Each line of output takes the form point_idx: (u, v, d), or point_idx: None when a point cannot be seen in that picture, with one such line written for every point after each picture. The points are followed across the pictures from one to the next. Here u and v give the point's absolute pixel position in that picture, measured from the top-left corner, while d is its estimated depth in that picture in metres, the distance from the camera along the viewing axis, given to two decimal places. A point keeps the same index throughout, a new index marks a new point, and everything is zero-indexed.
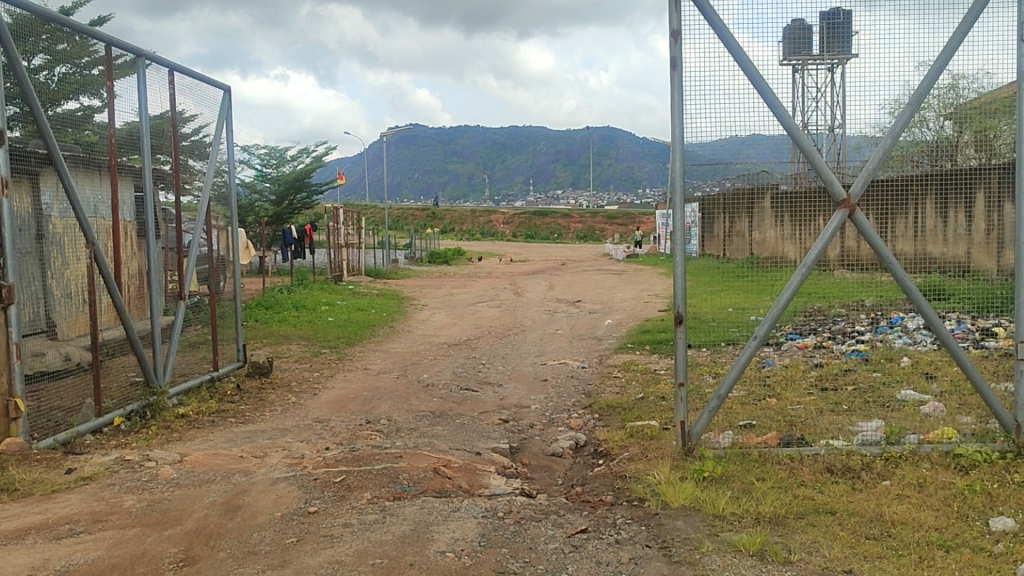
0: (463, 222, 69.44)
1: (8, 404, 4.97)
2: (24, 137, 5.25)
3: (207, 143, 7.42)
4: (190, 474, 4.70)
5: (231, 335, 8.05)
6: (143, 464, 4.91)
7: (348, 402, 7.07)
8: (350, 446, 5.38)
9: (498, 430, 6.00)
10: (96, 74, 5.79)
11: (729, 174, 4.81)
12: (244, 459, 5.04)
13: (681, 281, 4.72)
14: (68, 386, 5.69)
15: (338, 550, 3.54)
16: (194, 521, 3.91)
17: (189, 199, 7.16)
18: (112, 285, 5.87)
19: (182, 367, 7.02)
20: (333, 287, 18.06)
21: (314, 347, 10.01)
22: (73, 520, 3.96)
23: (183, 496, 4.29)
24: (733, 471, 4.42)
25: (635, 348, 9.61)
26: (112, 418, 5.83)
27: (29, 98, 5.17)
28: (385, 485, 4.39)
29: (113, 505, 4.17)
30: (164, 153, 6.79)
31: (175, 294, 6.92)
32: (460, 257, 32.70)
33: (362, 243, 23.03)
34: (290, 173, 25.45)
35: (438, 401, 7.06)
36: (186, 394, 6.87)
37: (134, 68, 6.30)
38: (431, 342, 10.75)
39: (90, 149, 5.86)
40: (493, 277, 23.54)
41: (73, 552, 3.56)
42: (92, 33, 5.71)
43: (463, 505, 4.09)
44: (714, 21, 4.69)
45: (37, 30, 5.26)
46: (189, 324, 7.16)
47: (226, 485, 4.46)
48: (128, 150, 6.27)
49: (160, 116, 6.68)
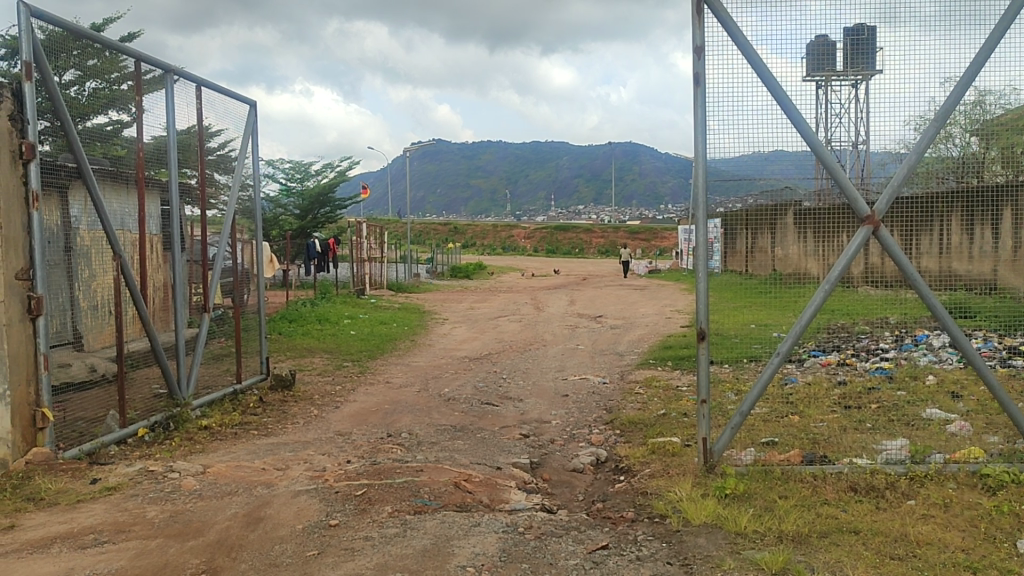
0: (484, 236, 69.80)
1: (34, 414, 5.02)
2: (55, 151, 5.31)
3: (233, 157, 7.51)
4: (213, 485, 4.73)
5: (254, 348, 8.12)
6: (167, 475, 4.95)
7: (370, 415, 7.10)
8: (372, 459, 5.41)
9: (519, 445, 6.00)
10: (125, 90, 5.91)
11: (752, 190, 4.83)
12: (267, 471, 5.07)
13: (704, 298, 4.67)
14: (93, 397, 5.74)
15: (359, 564, 3.54)
16: (216, 533, 3.93)
17: (215, 213, 7.23)
18: (139, 299, 5.91)
19: (207, 379, 7.09)
20: (355, 300, 18.24)
21: (335, 360, 10.05)
22: (98, 530, 4.00)
23: (206, 507, 4.32)
24: (755, 489, 4.38)
25: (657, 364, 9.58)
26: (136, 430, 5.88)
27: (59, 114, 5.26)
28: (406, 499, 4.40)
29: (137, 516, 4.20)
30: (190, 167, 6.89)
31: (200, 307, 6.96)
32: (482, 271, 32.75)
33: (384, 258, 23.09)
34: (315, 188, 25.66)
35: (459, 415, 7.07)
36: (209, 406, 6.92)
37: (163, 83, 6.39)
38: (453, 356, 10.81)
39: (116, 162, 5.93)
40: (513, 292, 23.59)
41: (96, 561, 3.59)
42: (124, 50, 5.84)
43: (484, 520, 4.08)
44: (738, 38, 4.69)
45: (69, 46, 5.35)
46: (213, 337, 7.22)
47: (248, 497, 4.48)
48: (154, 164, 6.34)
49: (187, 131, 6.76)
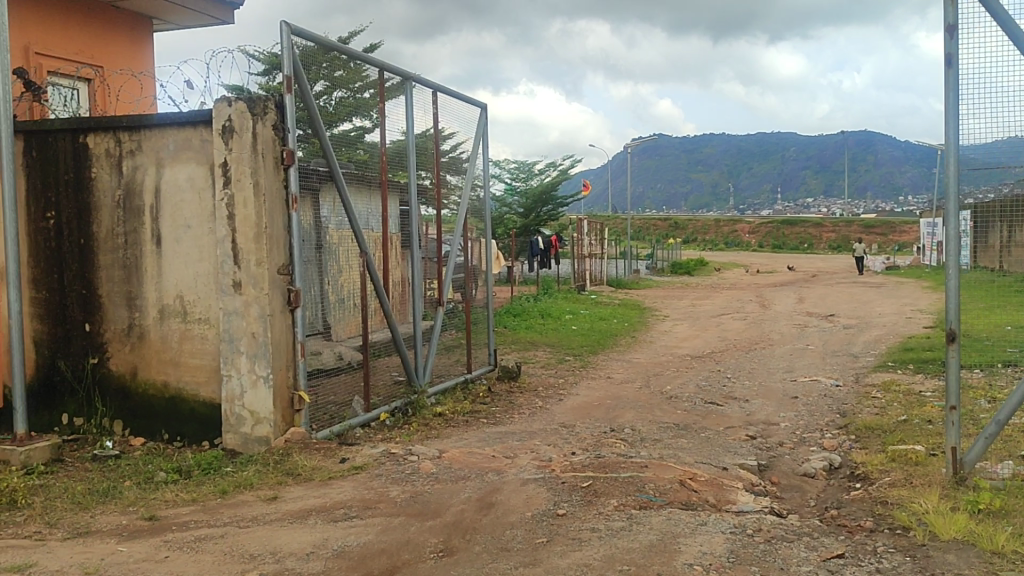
0: (705, 231, 68.37)
1: (292, 396, 5.54)
2: (309, 156, 5.77)
3: (463, 159, 7.91)
4: (448, 469, 4.99)
5: (482, 340, 8.46)
6: (407, 457, 5.28)
7: (593, 409, 7.19)
8: (596, 452, 5.48)
9: (745, 446, 5.86)
10: (367, 98, 6.38)
11: (1007, 179, 4.35)
12: (497, 459, 5.28)
13: (954, 296, 4.34)
14: (341, 382, 6.14)
15: (587, 554, 3.60)
16: (452, 515, 4.14)
17: (448, 212, 7.65)
18: (382, 293, 6.37)
19: (440, 369, 7.48)
20: (576, 296, 18.49)
21: (558, 355, 10.24)
22: (348, 505, 4.34)
23: (442, 490, 4.56)
24: (1013, 506, 4.01)
25: (897, 367, 8.99)
26: (378, 414, 6.35)
27: (313, 122, 5.74)
28: (631, 494, 4.42)
29: (381, 494, 4.51)
30: (427, 169, 7.27)
31: (435, 301, 7.37)
32: (704, 268, 32.11)
33: (605, 255, 23.22)
34: (538, 186, 26.26)
35: (682, 413, 7.00)
36: (442, 394, 7.31)
37: (403, 90, 6.82)
38: (675, 353, 10.70)
39: (361, 165, 6.33)
40: (737, 289, 22.94)
41: (347, 534, 3.90)
42: (366, 61, 6.33)
43: (711, 519, 4.03)
44: (998, 12, 4.30)
45: (320, 60, 5.83)
46: (446, 329, 7.58)
47: (480, 483, 4.69)
48: (395, 166, 6.76)
49: (424, 135, 7.16)
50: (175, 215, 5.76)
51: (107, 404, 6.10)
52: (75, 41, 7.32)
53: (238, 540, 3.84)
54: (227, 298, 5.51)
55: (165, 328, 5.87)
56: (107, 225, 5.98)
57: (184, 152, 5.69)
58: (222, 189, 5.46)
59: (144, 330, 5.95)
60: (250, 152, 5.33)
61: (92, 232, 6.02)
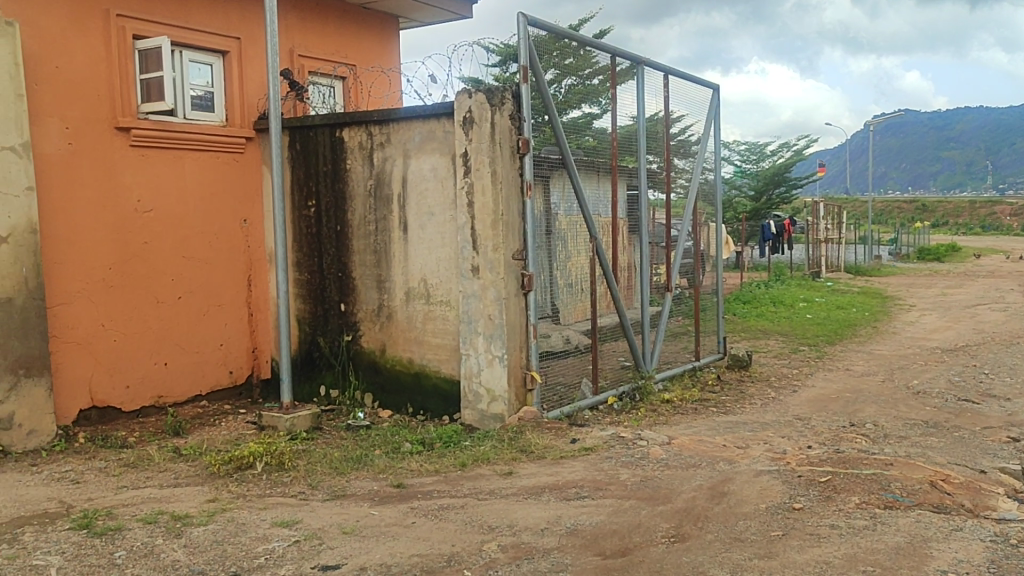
0: (958, 214, 62.84)
1: (524, 376, 5.69)
2: (542, 144, 5.89)
3: (693, 142, 7.79)
4: (678, 456, 4.97)
5: (712, 327, 8.31)
6: (636, 441, 5.30)
7: (831, 402, 6.86)
8: (835, 446, 5.23)
9: (1006, 448, 5.36)
10: (597, 83, 6.37)
11: None
12: (728, 448, 5.18)
13: None
14: (570, 365, 6.18)
15: (826, 551, 3.46)
16: (683, 501, 4.12)
17: (678, 196, 7.58)
18: (609, 277, 6.45)
19: (668, 355, 7.43)
20: (811, 282, 17.66)
21: (791, 344, 9.85)
22: (579, 485, 4.43)
23: (673, 476, 4.55)
24: None
25: None
26: (607, 398, 6.43)
27: (548, 109, 5.82)
28: (875, 492, 4.18)
29: (612, 476, 4.57)
30: (657, 154, 7.24)
31: (663, 287, 7.32)
32: (955, 254, 29.58)
33: (843, 240, 21.98)
34: (770, 168, 25.29)
35: (932, 410, 6.52)
36: (671, 380, 7.27)
37: (634, 74, 6.83)
38: (922, 345, 9.96)
39: (591, 152, 6.34)
40: (995, 277, 20.92)
41: (580, 513, 3.99)
42: (595, 47, 6.31)
43: (966, 525, 3.73)
44: None
45: (552, 48, 5.89)
46: (674, 315, 7.52)
47: (711, 471, 4.63)
48: (626, 152, 6.78)
49: (654, 118, 7.13)
50: (420, 203, 6.11)
51: (359, 377, 6.60)
52: (335, 41, 7.93)
53: (478, 512, 4.04)
54: (466, 282, 5.79)
55: (410, 309, 6.25)
56: (360, 213, 6.45)
57: (428, 143, 6.02)
58: (463, 178, 5.75)
59: (392, 310, 6.37)
60: (489, 142, 5.55)
61: (347, 220, 6.52)
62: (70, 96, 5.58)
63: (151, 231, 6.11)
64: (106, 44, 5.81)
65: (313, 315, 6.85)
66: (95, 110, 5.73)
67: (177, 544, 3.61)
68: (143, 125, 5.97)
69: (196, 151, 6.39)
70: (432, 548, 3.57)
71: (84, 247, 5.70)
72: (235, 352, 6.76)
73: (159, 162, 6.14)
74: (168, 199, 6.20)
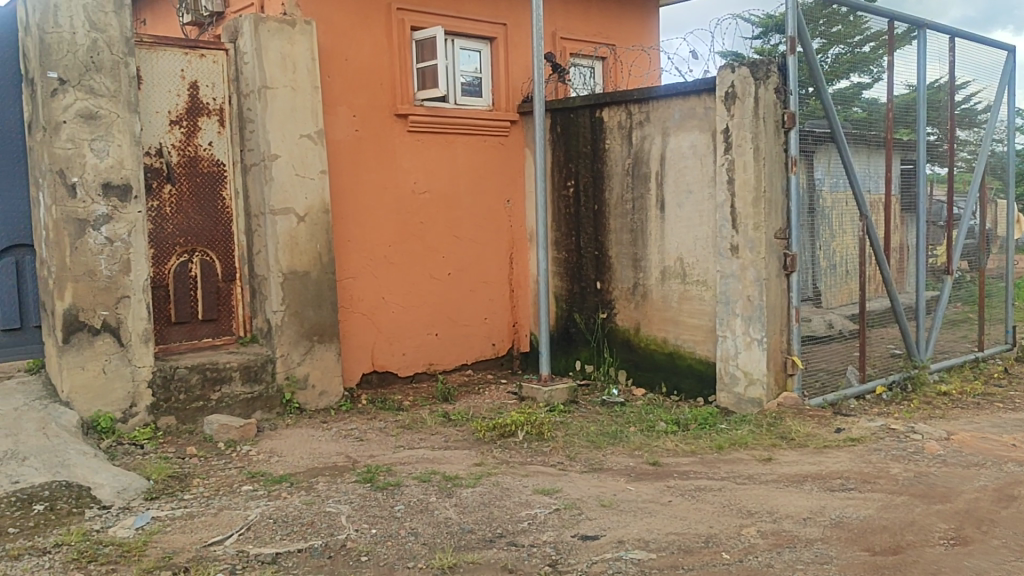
0: None
1: (785, 361, 5.51)
2: (810, 117, 5.60)
3: (980, 110, 7.11)
4: (958, 453, 4.58)
5: (999, 315, 7.55)
6: (909, 435, 4.95)
7: None
8: None
9: None
10: (867, 51, 5.96)
11: None
12: (1018, 448, 4.70)
13: None
14: (833, 351, 5.85)
15: None
16: (964, 502, 3.80)
17: (962, 170, 6.95)
18: (881, 259, 5.95)
19: (946, 344, 6.85)
20: None
21: None
22: (845, 476, 4.21)
23: (952, 474, 4.20)
24: None
25: None
26: (875, 387, 6.04)
27: (816, 79, 5.54)
28: None
29: (881, 470, 4.30)
30: (939, 125, 6.68)
31: (942, 270, 6.74)
32: None
33: None
34: None
35: None
36: (949, 371, 6.70)
37: (913, 39, 6.34)
38: None
39: (862, 125, 5.94)
40: None
41: (846, 505, 3.80)
42: (867, 12, 5.92)
43: None
44: None
45: (818, 15, 5.60)
46: (955, 301, 6.90)
47: (997, 472, 4.22)
48: (903, 123, 6.30)
49: (935, 86, 6.58)
50: (679, 181, 6.04)
51: (614, 354, 6.67)
52: (596, 24, 8.01)
53: (736, 495, 3.97)
54: (725, 261, 5.66)
55: (666, 288, 6.22)
56: (618, 192, 6.50)
57: (689, 120, 5.93)
58: (724, 154, 5.61)
59: (648, 289, 6.38)
60: (752, 117, 5.38)
61: (606, 199, 6.59)
62: (357, 87, 6.08)
63: (425, 211, 6.53)
64: (388, 37, 6.25)
65: (571, 292, 7.01)
66: (378, 99, 6.20)
67: (448, 503, 3.87)
68: (420, 111, 6.37)
69: (466, 134, 6.73)
70: (689, 528, 3.56)
71: (368, 227, 6.20)
72: (497, 326, 7.09)
73: (433, 146, 6.54)
74: (440, 180, 6.60)
